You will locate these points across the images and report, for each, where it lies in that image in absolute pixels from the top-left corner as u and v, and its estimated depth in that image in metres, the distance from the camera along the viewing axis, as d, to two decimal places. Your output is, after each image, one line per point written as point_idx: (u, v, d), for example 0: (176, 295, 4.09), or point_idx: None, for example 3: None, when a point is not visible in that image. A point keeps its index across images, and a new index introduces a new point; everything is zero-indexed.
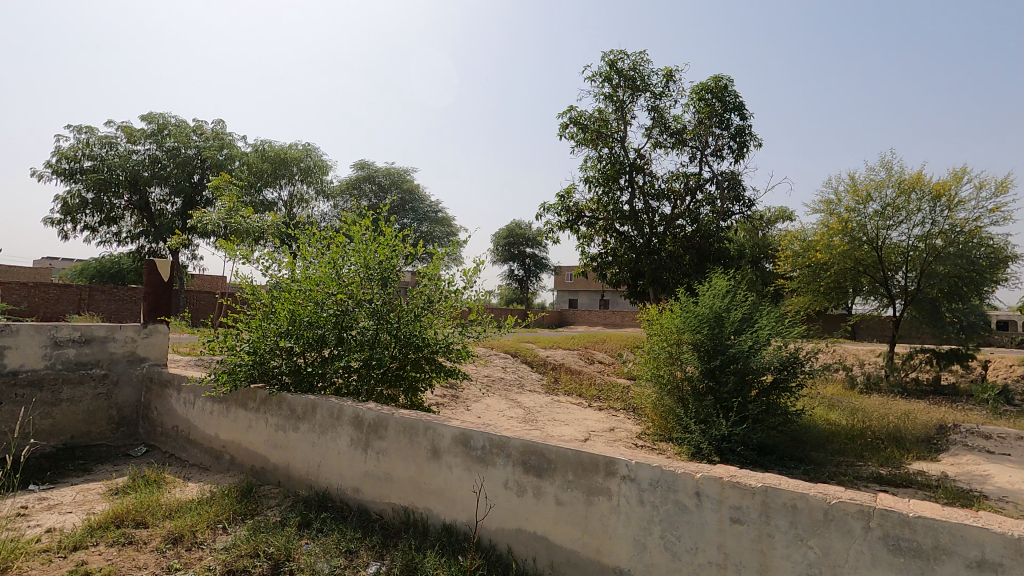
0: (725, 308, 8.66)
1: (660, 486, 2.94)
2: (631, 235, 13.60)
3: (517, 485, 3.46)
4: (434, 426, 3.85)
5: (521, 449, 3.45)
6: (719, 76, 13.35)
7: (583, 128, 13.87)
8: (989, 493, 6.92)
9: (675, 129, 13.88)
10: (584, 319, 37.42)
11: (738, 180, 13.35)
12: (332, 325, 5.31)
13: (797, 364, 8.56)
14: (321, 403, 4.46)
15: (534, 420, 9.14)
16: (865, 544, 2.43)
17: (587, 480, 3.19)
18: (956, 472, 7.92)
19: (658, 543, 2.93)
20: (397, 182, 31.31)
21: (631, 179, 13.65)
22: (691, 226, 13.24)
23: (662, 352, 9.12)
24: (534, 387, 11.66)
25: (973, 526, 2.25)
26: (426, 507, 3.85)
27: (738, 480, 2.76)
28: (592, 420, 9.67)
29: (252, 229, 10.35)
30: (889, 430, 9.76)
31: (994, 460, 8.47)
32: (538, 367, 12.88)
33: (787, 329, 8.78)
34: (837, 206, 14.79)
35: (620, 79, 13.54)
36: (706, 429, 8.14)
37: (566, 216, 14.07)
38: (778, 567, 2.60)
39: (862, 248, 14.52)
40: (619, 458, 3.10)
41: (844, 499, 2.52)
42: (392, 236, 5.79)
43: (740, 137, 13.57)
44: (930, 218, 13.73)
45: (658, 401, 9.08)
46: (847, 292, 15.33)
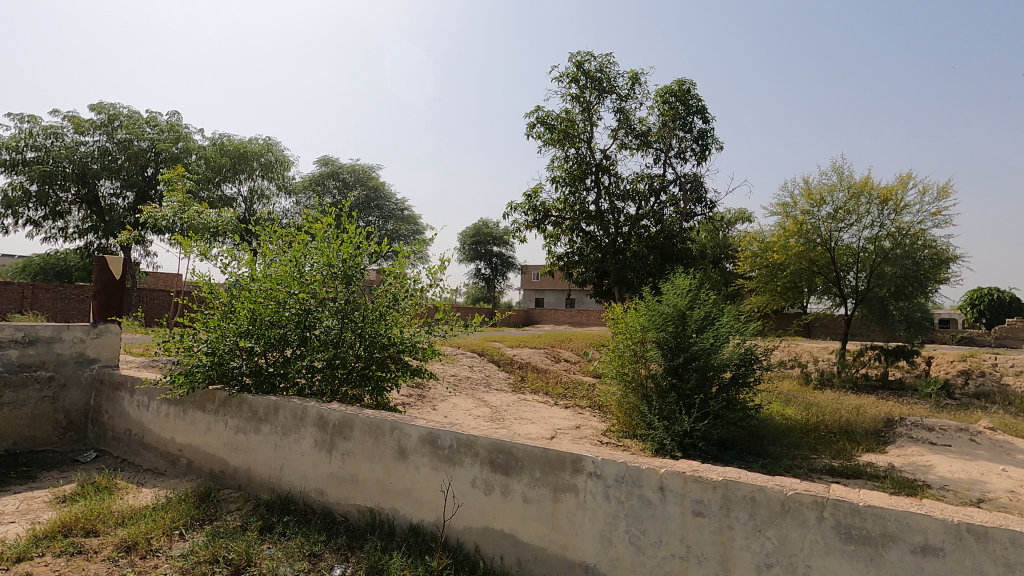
0: (687, 307, 8.85)
1: (625, 482, 3.00)
2: (596, 235, 13.79)
3: (485, 483, 3.47)
4: (401, 426, 3.81)
5: (489, 448, 3.46)
6: (683, 80, 13.65)
7: (550, 128, 13.99)
8: (933, 483, 7.32)
9: (640, 130, 14.12)
10: (550, 318, 37.77)
11: (701, 182, 13.68)
12: (294, 325, 5.19)
13: (754, 360, 8.90)
14: (284, 405, 4.37)
15: (500, 419, 9.16)
16: (818, 532, 2.53)
17: (554, 477, 3.22)
18: (902, 463, 8.35)
19: (624, 538, 2.99)
20: (362, 179, 30.88)
21: (598, 180, 13.83)
22: (656, 226, 13.48)
23: (626, 351, 9.26)
24: (501, 386, 11.67)
25: (917, 513, 2.35)
26: (392, 508, 3.81)
27: (701, 474, 2.83)
28: (558, 418, 9.76)
29: (211, 226, 10.01)
30: (841, 424, 10.21)
31: (936, 451, 8.97)
32: (505, 365, 12.91)
33: (744, 326, 9.11)
34: (792, 208, 15.35)
35: (587, 80, 13.68)
36: (670, 425, 8.35)
37: (533, 215, 14.15)
38: (737, 559, 2.69)
39: (816, 249, 15.12)
40: (586, 455, 3.15)
41: (800, 490, 2.62)
42: (356, 234, 5.71)
43: (702, 139, 13.92)
44: (878, 221, 14.39)
45: (623, 398, 9.23)
46: (802, 291, 15.95)
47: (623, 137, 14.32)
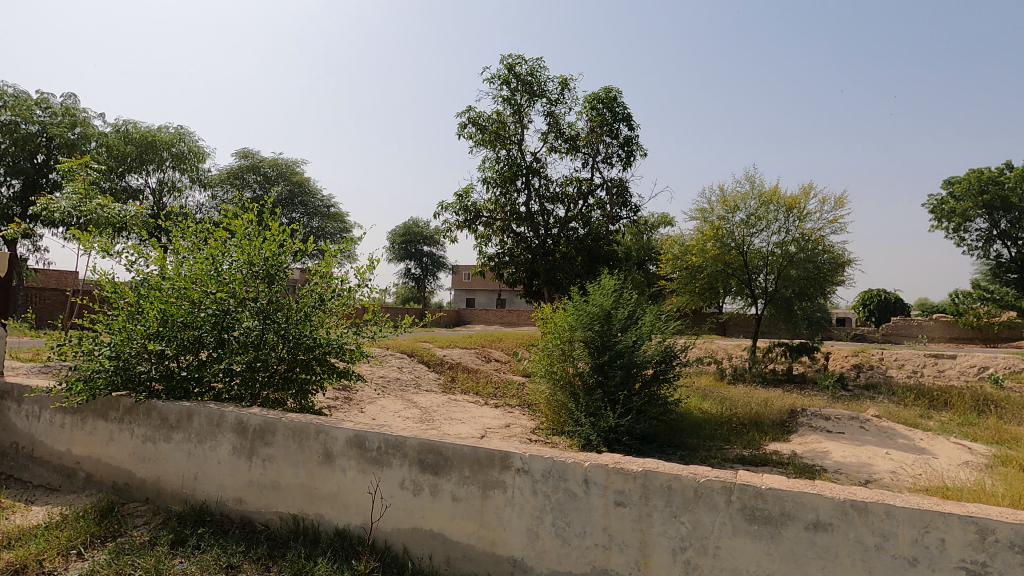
0: (612, 307, 9.18)
1: (552, 476, 3.10)
2: (527, 236, 14.00)
3: (414, 484, 3.46)
4: (327, 429, 3.72)
5: (419, 448, 3.45)
6: (609, 87, 14.14)
7: (481, 129, 14.05)
8: (829, 467, 8.04)
9: (569, 135, 14.48)
10: (481, 318, 37.86)
11: (626, 187, 14.21)
12: (210, 326, 4.90)
13: (674, 357, 9.37)
14: (198, 410, 4.14)
15: (430, 419, 9.10)
16: (726, 515, 2.72)
17: (483, 474, 3.27)
18: (803, 450, 9.12)
19: (550, 530, 3.08)
20: (284, 173, 29.53)
21: (528, 181, 14.03)
22: (584, 228, 13.86)
23: (554, 350, 9.46)
24: (431, 387, 11.58)
25: (810, 493, 2.59)
26: (317, 513, 3.71)
27: (622, 466, 2.98)
28: (488, 417, 9.83)
29: (114, 220, 9.25)
30: (751, 416, 10.98)
31: (832, 438, 9.86)
32: (435, 366, 12.83)
33: (665, 325, 9.58)
34: (709, 214, 16.31)
35: (518, 83, 13.86)
36: (596, 422, 8.66)
37: (464, 215, 14.15)
38: (655, 544, 2.85)
39: (731, 253, 16.14)
40: (514, 451, 3.22)
41: (711, 476, 2.81)
42: (279, 231, 5.48)
43: (628, 146, 14.47)
44: (785, 227, 15.56)
45: (551, 396, 9.44)
46: (718, 292, 16.97)
47: (553, 141, 14.62)
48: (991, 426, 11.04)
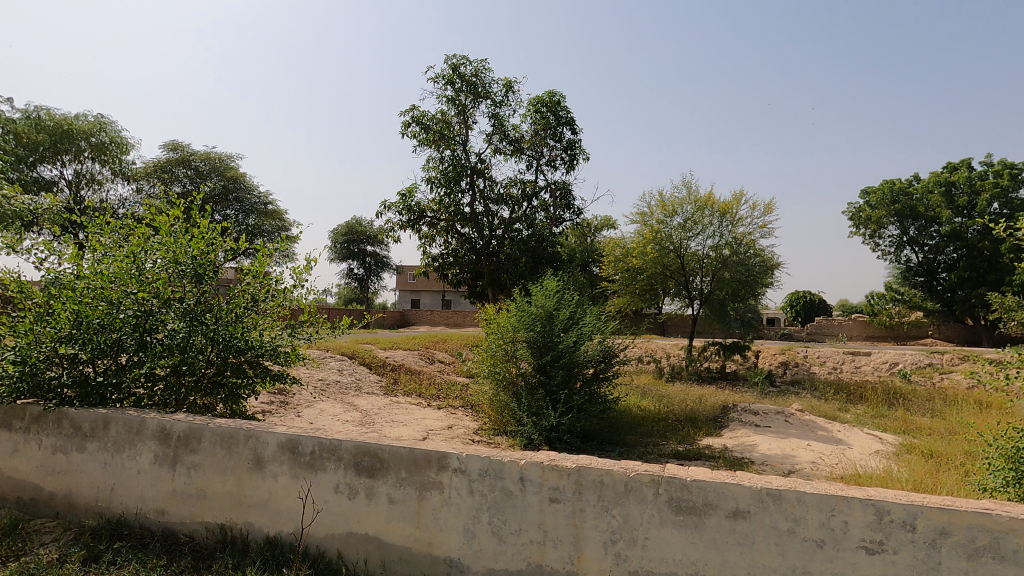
0: (554, 308, 9.33)
1: (488, 475, 3.13)
2: (471, 236, 13.99)
3: (349, 488, 3.40)
4: (258, 434, 3.59)
5: (354, 451, 3.40)
6: (553, 91, 14.36)
7: (425, 129, 13.93)
8: (756, 459, 8.50)
9: (513, 137, 14.60)
10: (426, 320, 37.44)
11: (569, 190, 14.47)
12: (131, 329, 4.63)
13: (614, 357, 9.62)
14: (116, 418, 3.90)
15: (371, 422, 8.94)
16: (654, 507, 2.84)
17: (420, 476, 3.26)
18: (733, 444, 9.59)
19: (486, 529, 3.11)
20: (217, 168, 28.18)
21: (472, 182, 14.03)
22: (528, 230, 13.99)
23: (498, 350, 9.48)
24: (372, 389, 11.36)
25: (731, 483, 2.74)
26: (247, 522, 3.57)
27: (556, 463, 3.05)
28: (430, 419, 9.76)
29: (23, 214, 8.56)
30: (687, 413, 11.44)
31: (760, 432, 10.41)
32: (377, 368, 12.61)
33: (604, 325, 9.82)
34: (649, 217, 16.86)
35: (463, 84, 13.85)
36: (537, 421, 8.79)
37: (408, 215, 13.98)
38: (588, 538, 2.93)
39: (669, 256, 16.74)
40: (451, 452, 3.23)
41: (641, 471, 2.92)
42: (209, 228, 5.22)
43: (571, 150, 14.74)
44: (719, 231, 16.28)
45: (494, 397, 9.48)
46: (657, 293, 17.53)
47: (498, 142, 14.70)
48: (899, 417, 11.98)
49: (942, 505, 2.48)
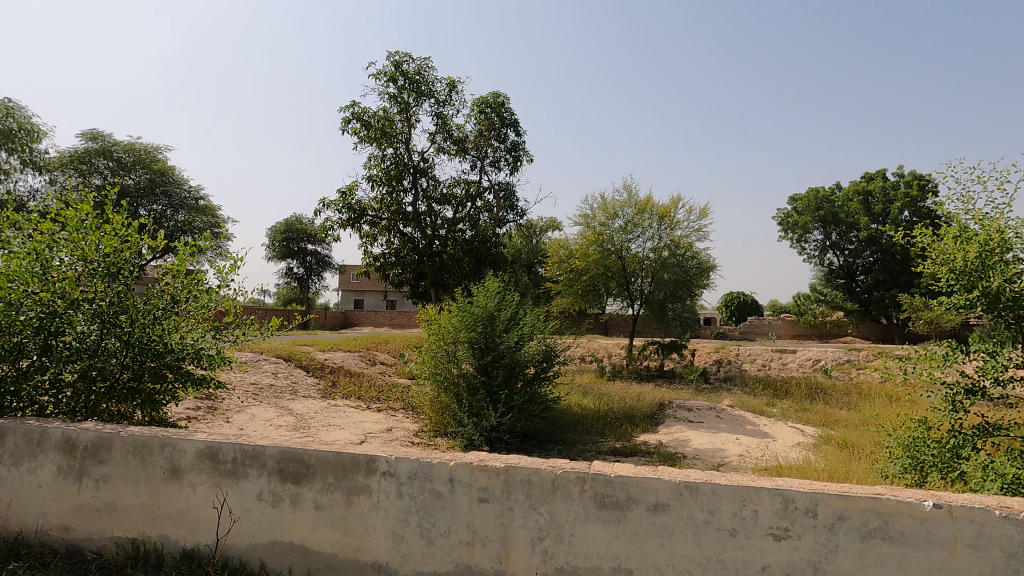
0: (496, 308, 9.37)
1: (417, 478, 3.11)
2: (414, 236, 13.84)
3: (272, 495, 3.28)
4: (174, 442, 3.41)
5: (279, 457, 3.29)
6: (497, 93, 14.40)
7: (366, 126, 13.64)
8: (688, 454, 8.85)
9: (457, 137, 14.54)
10: (369, 320, 36.71)
11: (512, 191, 14.55)
12: (34, 332, 4.32)
13: (555, 357, 9.76)
14: (13, 429, 3.60)
15: (306, 427, 8.67)
16: (580, 504, 2.91)
17: (347, 481, 3.19)
18: (667, 439, 9.95)
19: (415, 531, 3.08)
20: (143, 160, 26.53)
21: (415, 181, 13.87)
22: (471, 230, 13.96)
23: (438, 351, 9.37)
24: (309, 392, 11.01)
25: (652, 477, 2.84)
26: (162, 535, 3.39)
27: (486, 463, 3.07)
28: (370, 422, 9.58)
29: None
30: (625, 410, 11.76)
31: (693, 428, 10.86)
32: (314, 370, 12.23)
33: (545, 326, 9.95)
34: (592, 219, 17.24)
35: (406, 81, 13.66)
36: (478, 421, 8.80)
37: (348, 214, 13.66)
38: (516, 536, 2.97)
39: (611, 257, 17.16)
40: (380, 455, 3.18)
41: (567, 468, 2.98)
42: (125, 224, 4.89)
43: (514, 151, 14.83)
44: (658, 234, 16.85)
45: (435, 398, 9.37)
46: (600, 294, 17.87)
47: (441, 142, 14.60)
48: (819, 411, 12.80)
49: (840, 491, 2.67)
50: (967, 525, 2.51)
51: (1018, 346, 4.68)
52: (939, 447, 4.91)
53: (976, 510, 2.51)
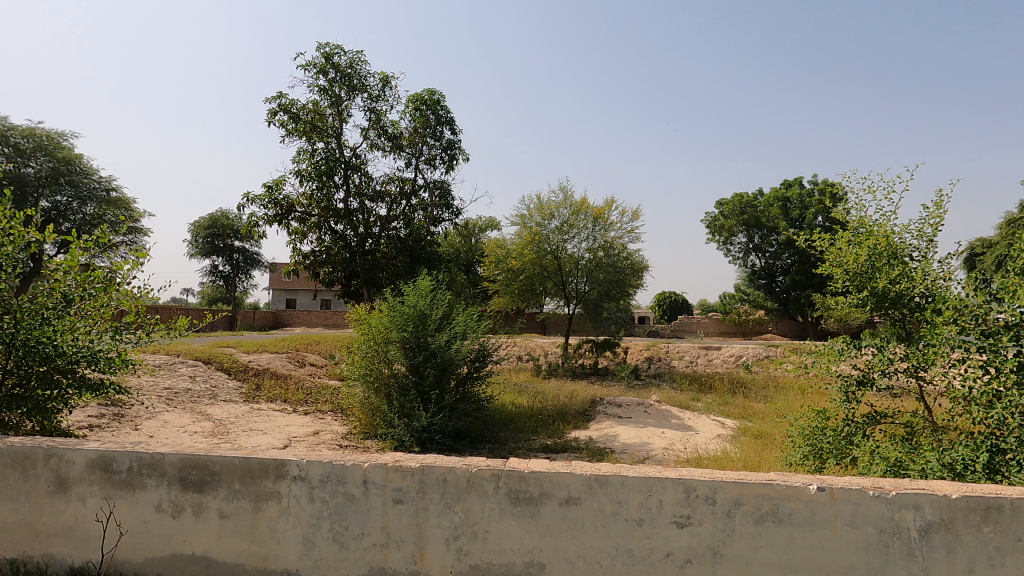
0: (428, 308, 9.27)
1: (329, 481, 3.03)
2: (346, 234, 13.47)
3: (173, 505, 3.10)
4: (61, 453, 3.15)
5: (180, 464, 3.11)
6: (432, 90, 14.25)
7: (294, 118, 13.14)
8: (616, 449, 9.14)
9: (391, 133, 14.28)
10: (301, 321, 35.39)
11: (447, 190, 14.44)
12: None
13: (488, 356, 9.80)
14: None
15: (225, 432, 8.24)
16: (494, 500, 2.93)
17: (255, 486, 3.06)
18: (598, 435, 10.22)
19: (327, 536, 3.00)
20: (44, 147, 24.35)
21: (347, 177, 13.49)
22: (405, 229, 13.75)
23: (368, 351, 9.10)
24: (230, 396, 10.47)
25: (564, 472, 2.91)
26: (46, 553, 3.12)
27: (401, 464, 3.03)
28: (295, 426, 9.24)
29: None
30: (558, 408, 11.97)
31: (623, 423, 11.21)
32: (237, 373, 11.64)
33: (478, 325, 9.96)
34: (528, 219, 17.45)
35: (337, 74, 13.27)
36: (409, 422, 8.70)
37: (275, 209, 13.11)
38: (431, 536, 2.95)
39: (547, 257, 17.41)
40: (290, 459, 3.08)
41: (482, 466, 3.00)
42: (7, 216, 4.45)
43: (450, 150, 14.73)
44: (592, 235, 17.27)
45: (364, 399, 9.12)
46: (536, 293, 18.04)
47: (375, 138, 14.29)
48: (740, 404, 13.55)
49: (736, 478, 2.83)
50: (845, 505, 2.73)
51: (900, 341, 5.15)
52: (834, 435, 5.34)
53: (853, 491, 2.73)
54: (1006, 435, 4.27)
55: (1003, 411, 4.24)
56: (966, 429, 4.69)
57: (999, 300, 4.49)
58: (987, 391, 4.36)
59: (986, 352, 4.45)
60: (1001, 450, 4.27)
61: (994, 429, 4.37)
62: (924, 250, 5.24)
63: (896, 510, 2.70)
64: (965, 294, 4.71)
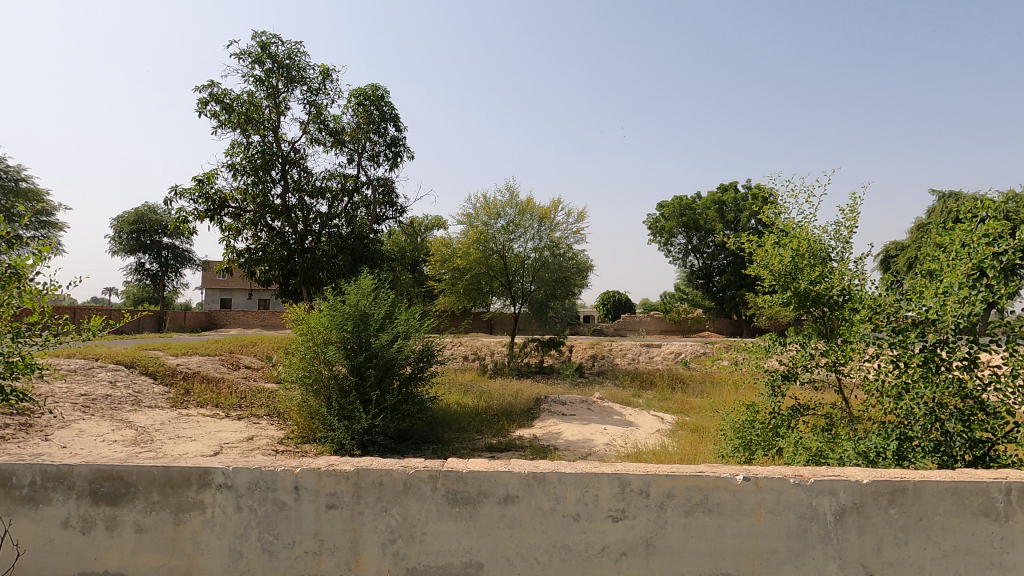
0: (369, 308, 9.07)
1: (258, 488, 2.90)
2: (283, 231, 12.95)
3: (82, 520, 2.88)
4: None
5: (91, 476, 2.89)
6: (376, 85, 13.94)
7: (227, 109, 12.53)
8: (560, 446, 9.27)
9: (333, 128, 13.89)
10: (236, 321, 33.84)
11: (391, 187, 14.16)
12: None
13: (432, 356, 9.71)
14: None
15: (149, 440, 7.76)
16: (432, 501, 2.89)
17: (176, 497, 2.89)
18: (542, 433, 10.32)
19: (255, 546, 2.87)
20: None
21: (285, 172, 12.99)
22: (347, 226, 13.40)
23: (307, 352, 8.77)
24: (156, 402, 9.85)
25: (502, 471, 2.91)
26: None
27: (334, 468, 2.95)
28: (227, 431, 8.81)
29: None
30: (503, 407, 12.00)
31: (566, 420, 11.38)
32: (163, 377, 10.97)
33: (421, 325, 9.84)
34: (475, 219, 17.44)
35: (274, 65, 12.76)
36: (349, 425, 8.48)
37: (206, 204, 12.46)
38: (367, 541, 2.87)
39: (493, 256, 17.42)
40: (215, 466, 2.92)
41: (420, 468, 2.96)
42: None
43: (394, 147, 14.45)
44: (538, 234, 17.44)
45: (302, 403, 8.79)
46: (482, 292, 17.99)
47: (315, 132, 13.85)
48: (678, 399, 14.05)
49: (668, 471, 2.92)
50: (769, 493, 2.87)
51: (821, 338, 5.48)
52: (762, 428, 5.61)
53: (776, 480, 2.88)
54: (913, 424, 4.62)
55: (910, 402, 4.59)
56: (878, 418, 5.04)
57: (908, 298, 4.84)
58: (897, 384, 4.69)
59: (896, 348, 4.79)
60: (908, 437, 4.62)
61: (903, 419, 4.72)
62: (841, 252, 5.59)
63: (814, 496, 2.86)
64: (879, 294, 5.06)
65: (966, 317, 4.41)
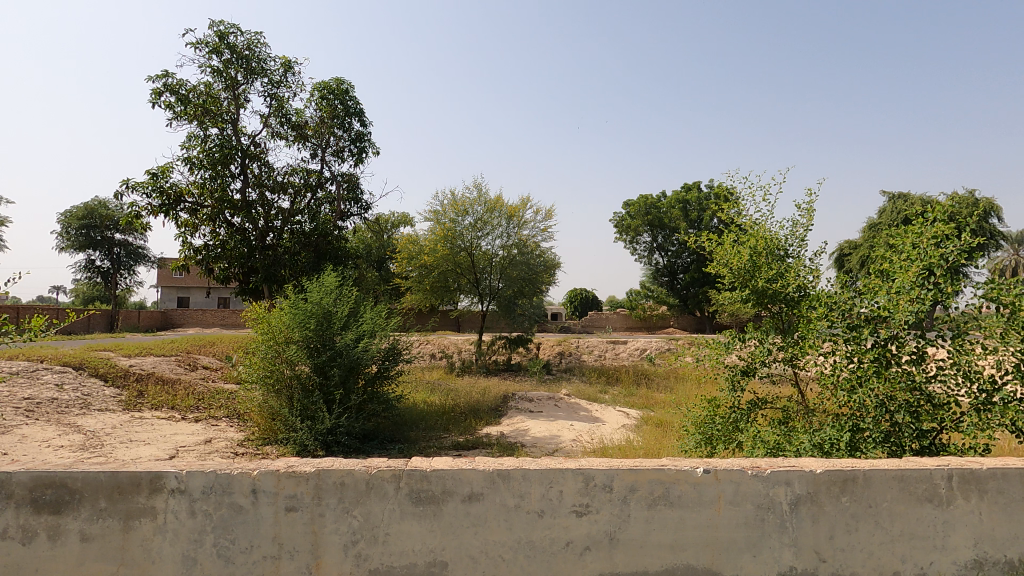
0: (333, 305, 8.89)
1: (214, 492, 2.81)
2: (244, 227, 12.57)
3: (23, 531, 2.73)
4: None
5: (31, 484, 2.75)
6: (341, 79, 13.67)
7: (183, 101, 12.08)
8: (526, 443, 9.31)
9: (295, 121, 13.55)
10: (195, 321, 32.73)
11: (356, 183, 13.91)
12: None
13: (398, 355, 9.58)
14: None
15: (99, 445, 7.43)
16: (395, 501, 2.85)
17: (125, 503, 2.77)
18: (509, 430, 10.35)
19: (211, 552, 2.77)
20: None
21: (244, 166, 12.59)
22: (310, 223, 13.11)
23: (268, 352, 8.52)
24: (106, 404, 9.43)
25: (466, 469, 2.90)
26: None
27: (294, 470, 2.88)
28: (184, 434, 8.51)
29: None
30: (470, 405, 11.97)
31: (533, 417, 11.43)
32: (115, 379, 10.50)
33: (387, 323, 9.71)
34: (442, 215, 17.32)
35: (233, 56, 12.35)
36: (312, 425, 8.31)
37: (160, 199, 11.98)
38: (327, 544, 2.81)
39: (460, 254, 17.32)
40: (168, 471, 2.82)
41: (382, 467, 2.92)
42: None
43: (359, 142, 14.19)
44: (506, 232, 17.43)
45: (262, 403, 8.55)
46: (449, 290, 17.89)
47: (276, 126, 13.49)
48: (643, 395, 14.30)
49: (630, 466, 2.96)
50: (727, 485, 2.94)
51: (778, 333, 5.64)
52: (723, 422, 5.74)
53: (735, 472, 2.95)
54: (865, 416, 4.81)
55: (862, 394, 4.77)
56: (833, 411, 5.23)
57: (861, 296, 5.03)
58: (851, 377, 4.87)
59: (850, 344, 4.97)
60: (860, 429, 4.81)
61: (856, 411, 4.90)
62: (798, 250, 5.76)
63: (770, 487, 2.95)
64: (834, 291, 5.25)
65: (915, 315, 4.61)
